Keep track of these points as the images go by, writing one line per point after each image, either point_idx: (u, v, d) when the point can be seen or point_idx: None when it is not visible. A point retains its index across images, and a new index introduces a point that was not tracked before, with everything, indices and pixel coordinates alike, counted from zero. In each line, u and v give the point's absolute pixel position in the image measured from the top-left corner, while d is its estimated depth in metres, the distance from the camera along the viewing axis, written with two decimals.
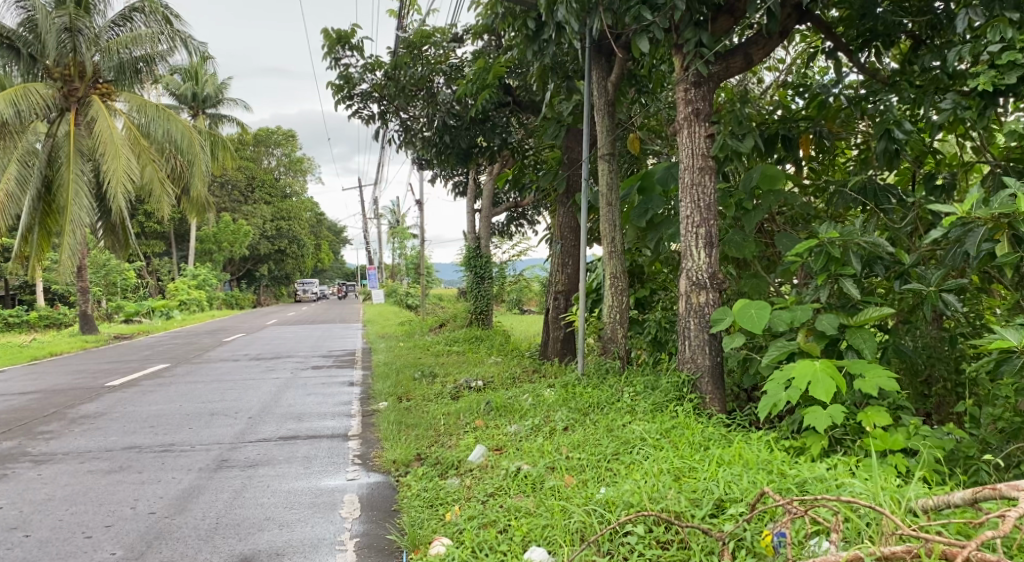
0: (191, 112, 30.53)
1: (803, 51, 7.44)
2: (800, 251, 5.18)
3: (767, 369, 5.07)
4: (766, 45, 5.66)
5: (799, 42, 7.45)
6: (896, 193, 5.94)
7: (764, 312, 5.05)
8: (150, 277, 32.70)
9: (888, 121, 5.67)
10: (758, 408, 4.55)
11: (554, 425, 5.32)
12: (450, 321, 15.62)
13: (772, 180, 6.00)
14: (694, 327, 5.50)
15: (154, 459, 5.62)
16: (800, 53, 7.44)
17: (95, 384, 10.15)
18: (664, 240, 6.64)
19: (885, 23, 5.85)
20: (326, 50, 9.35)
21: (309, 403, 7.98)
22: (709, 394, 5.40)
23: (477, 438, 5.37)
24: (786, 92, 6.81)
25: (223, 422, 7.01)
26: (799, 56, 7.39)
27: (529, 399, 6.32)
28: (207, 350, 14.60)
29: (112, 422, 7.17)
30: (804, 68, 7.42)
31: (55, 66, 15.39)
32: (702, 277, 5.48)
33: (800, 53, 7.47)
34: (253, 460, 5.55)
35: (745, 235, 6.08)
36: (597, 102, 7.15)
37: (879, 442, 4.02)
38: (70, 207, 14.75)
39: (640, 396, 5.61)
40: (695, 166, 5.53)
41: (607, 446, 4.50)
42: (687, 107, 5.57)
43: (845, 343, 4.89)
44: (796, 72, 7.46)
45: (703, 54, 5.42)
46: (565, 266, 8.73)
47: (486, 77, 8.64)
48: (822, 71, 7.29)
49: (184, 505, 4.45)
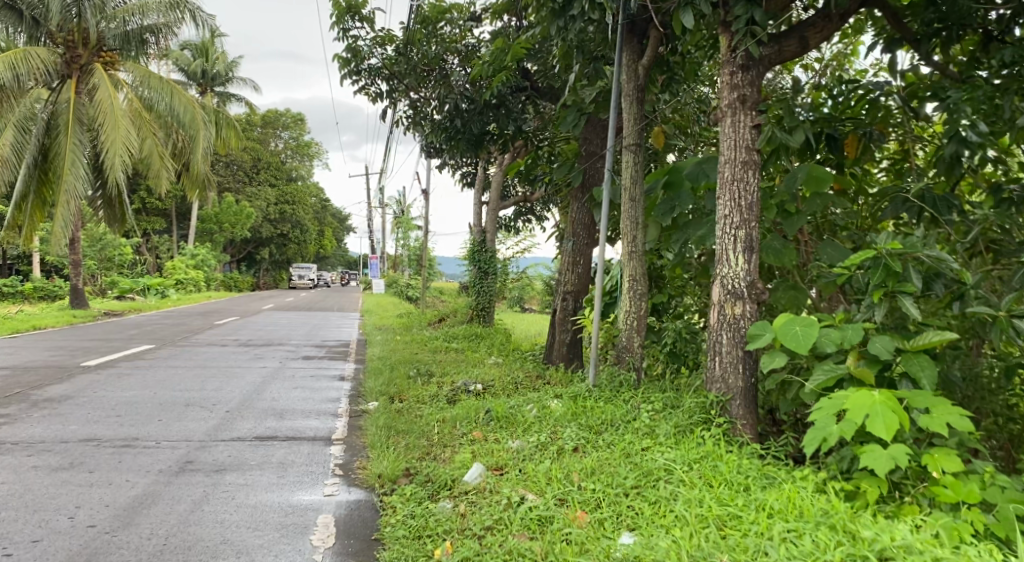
0: (200, 89, 29.89)
1: (840, 51, 6.81)
2: (853, 262, 4.57)
3: (808, 395, 4.44)
4: (825, 29, 5.00)
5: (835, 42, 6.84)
6: (958, 203, 5.23)
7: (810, 330, 4.42)
8: (148, 254, 32.03)
9: (959, 121, 4.96)
10: (804, 442, 3.92)
11: (562, 444, 4.70)
12: (450, 315, 15.00)
13: (819, 181, 5.40)
14: (726, 342, 4.86)
15: (109, 456, 5.00)
16: (837, 53, 6.81)
17: (70, 364, 9.52)
18: (691, 242, 5.95)
19: (962, 10, 5.18)
20: (334, 19, 8.71)
21: (295, 397, 7.38)
22: (740, 419, 4.76)
23: (474, 453, 4.76)
24: (820, 92, 6.19)
25: (197, 415, 6.40)
26: (836, 56, 6.76)
27: (533, 410, 5.69)
28: (197, 333, 13.98)
29: (77, 409, 6.57)
30: (840, 69, 6.77)
31: (58, 31, 14.84)
32: (739, 286, 4.84)
33: (840, 50, 6.85)
34: (223, 463, 4.94)
35: (785, 242, 5.44)
36: (626, 87, 6.51)
37: (951, 493, 3.38)
38: (65, 177, 14.06)
39: (661, 416, 4.98)
40: (738, 159, 4.89)
41: (626, 477, 3.89)
42: (732, 93, 4.92)
43: (900, 369, 4.32)
44: (830, 73, 6.82)
45: (756, 33, 4.78)
46: (576, 265, 8.09)
47: (502, 57, 7.97)
48: (860, 73, 6.60)
49: (130, 519, 3.85)
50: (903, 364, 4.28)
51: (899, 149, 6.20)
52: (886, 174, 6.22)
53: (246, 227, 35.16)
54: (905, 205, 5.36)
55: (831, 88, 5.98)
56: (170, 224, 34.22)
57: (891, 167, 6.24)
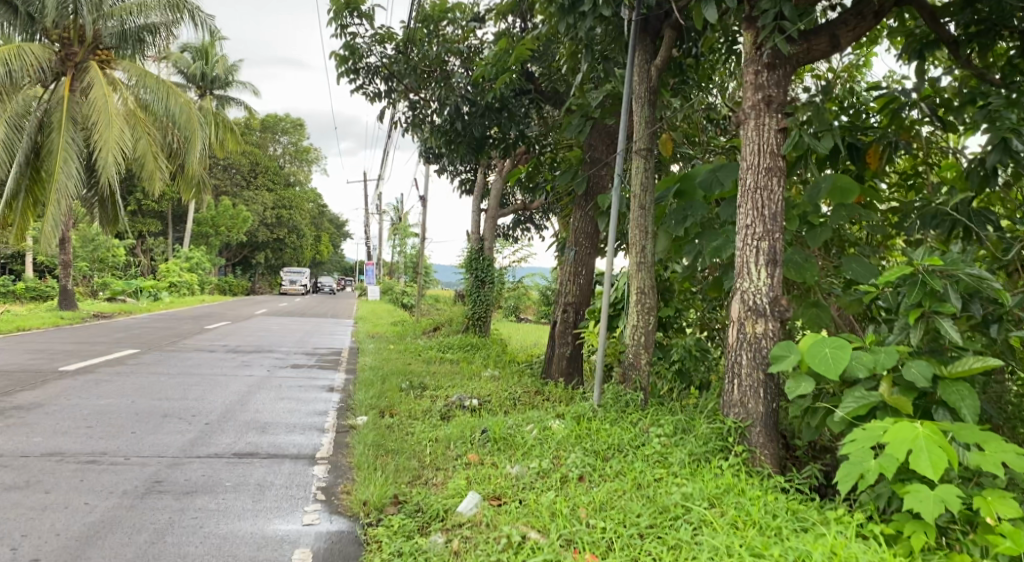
0: (198, 92, 29.53)
1: (852, 62, 6.45)
2: (888, 278, 4.20)
3: (838, 423, 4.05)
4: (858, 26, 4.62)
5: (847, 53, 6.50)
6: (994, 218, 4.91)
7: (841, 352, 4.02)
8: (143, 257, 31.60)
9: (1005, 127, 4.62)
10: (837, 478, 3.53)
11: (565, 472, 4.32)
12: (445, 325, 14.58)
13: (844, 193, 5.03)
14: (746, 363, 4.46)
15: (71, 474, 4.59)
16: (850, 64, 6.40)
17: (47, 368, 9.08)
18: (705, 254, 5.58)
19: (1007, 8, 4.88)
20: (331, 15, 8.33)
21: (280, 409, 6.97)
22: (761, 447, 4.36)
23: (469, 480, 4.37)
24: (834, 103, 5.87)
25: (174, 428, 5.99)
26: (848, 68, 6.38)
27: (533, 432, 5.28)
28: (184, 338, 13.54)
29: (45, 418, 6.15)
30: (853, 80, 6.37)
31: (54, 28, 14.49)
32: (760, 302, 4.45)
33: (854, 59, 6.50)
34: (195, 483, 4.53)
35: (808, 255, 5.05)
36: (637, 89, 6.13)
37: (1011, 544, 3.00)
38: (57, 176, 13.61)
39: (674, 443, 4.59)
40: (761, 165, 4.51)
41: (639, 515, 3.53)
42: (757, 94, 4.54)
43: (938, 398, 3.94)
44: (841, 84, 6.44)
45: (785, 29, 4.42)
46: (577, 276, 7.69)
47: (505, 58, 7.59)
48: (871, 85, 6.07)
49: (79, 553, 3.48)
50: (941, 392, 3.91)
51: (916, 165, 5.87)
52: (899, 189, 5.89)
53: (242, 232, 34.72)
54: (943, 218, 4.99)
55: (840, 101, 5.71)
56: (165, 227, 33.77)
57: (905, 182, 5.91)
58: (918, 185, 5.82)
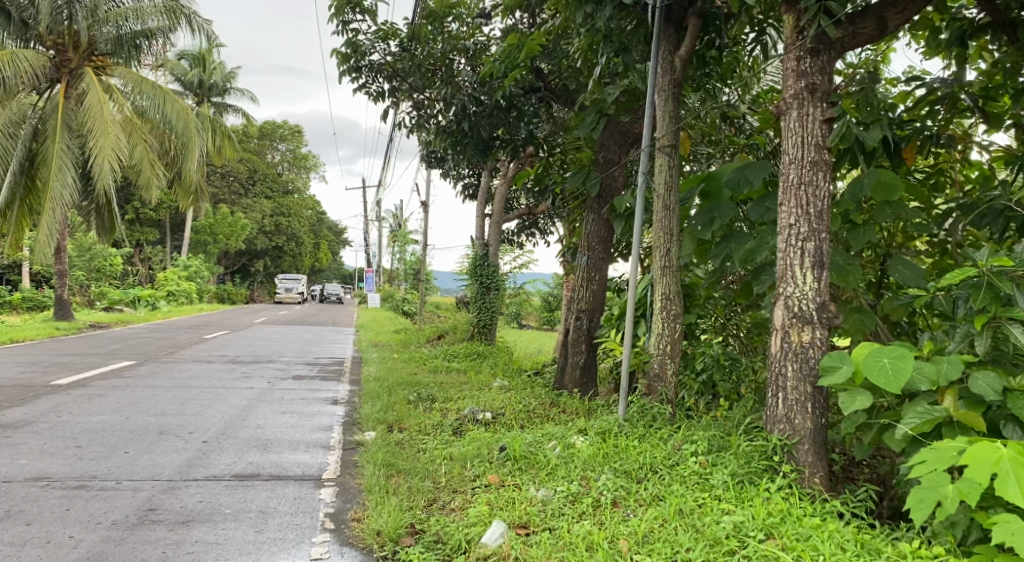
0: (196, 99, 29.13)
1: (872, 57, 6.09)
2: (950, 281, 3.80)
3: (899, 441, 3.67)
4: (907, 8, 4.24)
5: (866, 48, 6.07)
6: None
7: (901, 364, 3.62)
8: (141, 266, 31.23)
9: None
10: (907, 505, 3.16)
11: (597, 496, 3.97)
12: (449, 332, 14.20)
13: (888, 190, 4.64)
14: (791, 375, 4.10)
15: (56, 502, 4.21)
16: (870, 60, 5.99)
17: (38, 382, 8.68)
18: (738, 258, 5.23)
19: None
20: (332, 11, 7.97)
21: (282, 425, 6.58)
22: (809, 466, 4.01)
23: (490, 506, 3.99)
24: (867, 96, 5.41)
25: (169, 447, 5.60)
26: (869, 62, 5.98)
27: (556, 450, 4.88)
28: (182, 348, 13.15)
29: (33, 438, 5.77)
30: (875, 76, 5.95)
31: (48, 34, 14.00)
32: (807, 308, 4.09)
33: (873, 56, 6.06)
34: (193, 510, 4.18)
35: (851, 256, 4.69)
36: (659, 81, 5.76)
37: None
38: (51, 184, 13.18)
39: (712, 462, 4.24)
40: (805, 159, 4.16)
41: (688, 548, 3.33)
42: (799, 82, 4.19)
43: (1007, 412, 3.56)
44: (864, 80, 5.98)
45: (830, 11, 4.08)
46: (591, 281, 7.25)
47: (515, 55, 7.20)
48: (890, 81, 5.73)
49: None
50: (1013, 408, 3.49)
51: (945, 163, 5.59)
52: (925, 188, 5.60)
53: (240, 240, 34.31)
54: (1003, 215, 4.79)
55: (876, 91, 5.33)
56: (163, 235, 33.37)
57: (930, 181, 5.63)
58: (944, 183, 5.56)
